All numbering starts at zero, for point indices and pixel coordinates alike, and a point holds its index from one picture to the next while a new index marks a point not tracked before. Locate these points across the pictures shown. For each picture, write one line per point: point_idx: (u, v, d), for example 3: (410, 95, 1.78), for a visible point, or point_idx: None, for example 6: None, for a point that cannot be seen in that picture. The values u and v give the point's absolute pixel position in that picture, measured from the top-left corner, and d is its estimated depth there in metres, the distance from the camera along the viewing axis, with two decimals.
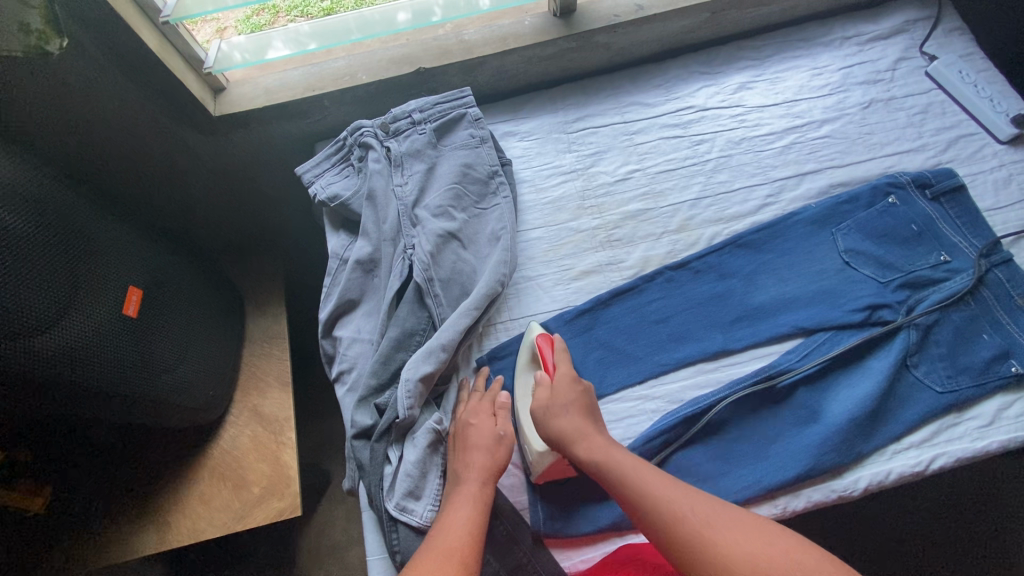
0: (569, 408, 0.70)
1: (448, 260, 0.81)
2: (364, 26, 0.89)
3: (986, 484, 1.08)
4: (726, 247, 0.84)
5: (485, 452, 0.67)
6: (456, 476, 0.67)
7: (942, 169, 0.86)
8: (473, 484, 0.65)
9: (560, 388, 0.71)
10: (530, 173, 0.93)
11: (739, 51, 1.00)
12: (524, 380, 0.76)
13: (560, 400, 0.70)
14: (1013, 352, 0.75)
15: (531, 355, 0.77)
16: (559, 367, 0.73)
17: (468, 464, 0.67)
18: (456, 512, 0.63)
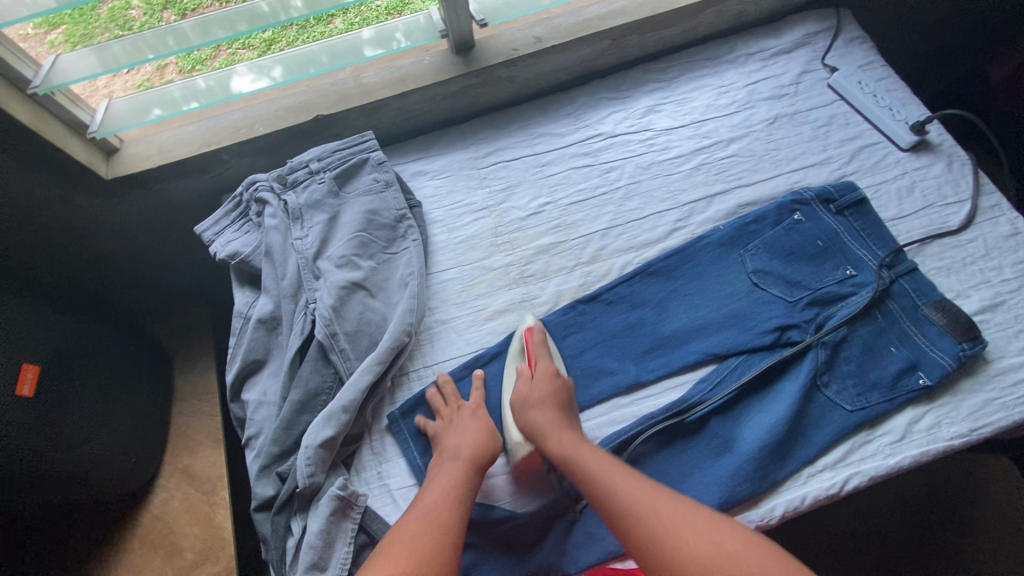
0: (543, 402, 0.71)
1: (353, 311, 0.78)
2: (334, 55, 0.88)
3: (945, 473, 1.06)
4: (636, 275, 0.85)
5: (473, 435, 0.70)
6: (443, 456, 0.69)
7: (844, 183, 0.87)
8: (460, 465, 0.68)
9: (538, 381, 0.73)
10: (442, 213, 0.92)
11: (646, 74, 1.00)
12: (507, 377, 0.78)
13: (535, 397, 0.72)
14: (921, 364, 0.75)
15: (519, 348, 0.79)
16: (539, 362, 0.76)
17: (456, 447, 0.69)
18: (444, 488, 0.65)
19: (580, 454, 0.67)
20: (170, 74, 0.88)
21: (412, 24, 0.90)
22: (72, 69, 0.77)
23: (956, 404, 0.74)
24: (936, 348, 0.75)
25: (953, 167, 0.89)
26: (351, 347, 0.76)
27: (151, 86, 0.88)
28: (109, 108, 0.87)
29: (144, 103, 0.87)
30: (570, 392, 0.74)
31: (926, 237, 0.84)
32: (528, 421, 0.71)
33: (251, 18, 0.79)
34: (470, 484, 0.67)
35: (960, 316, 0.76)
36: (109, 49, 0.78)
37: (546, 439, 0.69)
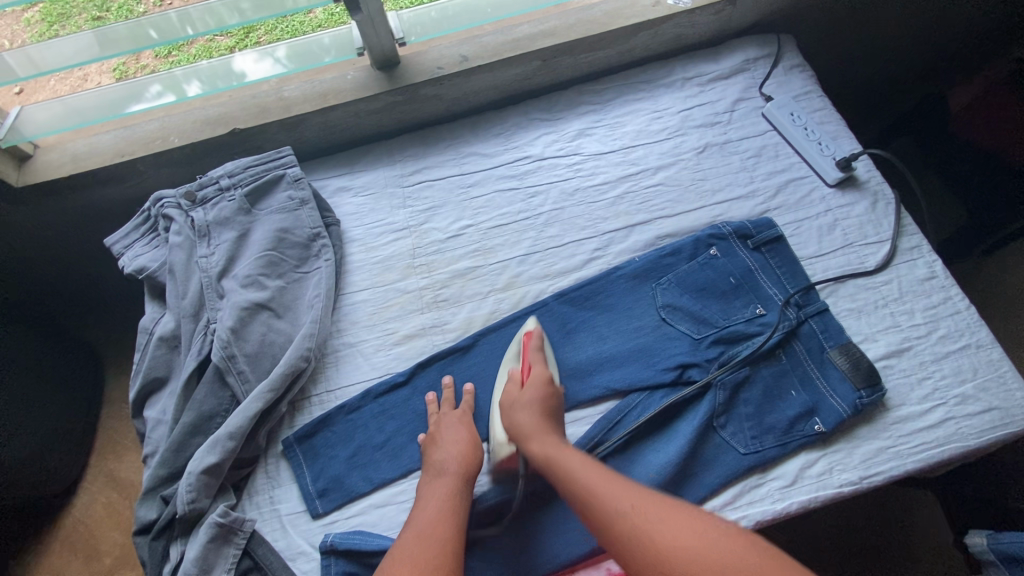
0: (530, 406, 0.71)
1: (255, 333, 0.78)
2: (338, 44, 0.90)
3: (872, 504, 1.04)
4: (548, 304, 0.84)
5: (460, 446, 0.71)
6: (432, 471, 0.69)
7: (763, 219, 0.86)
8: (451, 476, 0.68)
9: (530, 386, 0.73)
10: (361, 231, 0.90)
11: (581, 95, 0.99)
12: (499, 377, 0.79)
13: (525, 399, 0.72)
14: (818, 410, 0.75)
15: (515, 352, 0.79)
16: (533, 368, 0.76)
17: (444, 459, 0.70)
18: (436, 503, 0.66)
19: (560, 460, 0.66)
20: (150, 62, 0.87)
21: (342, 37, 0.90)
22: (74, 54, 0.78)
23: (849, 451, 0.73)
24: (835, 393, 0.75)
25: (876, 206, 0.88)
26: (250, 370, 0.76)
27: (127, 72, 0.87)
28: (76, 100, 0.86)
29: (121, 96, 0.86)
30: (559, 400, 0.75)
31: (842, 278, 0.83)
32: (514, 422, 0.71)
33: (262, 5, 0.82)
34: (463, 496, 0.67)
35: (864, 361, 0.76)
36: (108, 33, 0.79)
37: (530, 442, 0.69)
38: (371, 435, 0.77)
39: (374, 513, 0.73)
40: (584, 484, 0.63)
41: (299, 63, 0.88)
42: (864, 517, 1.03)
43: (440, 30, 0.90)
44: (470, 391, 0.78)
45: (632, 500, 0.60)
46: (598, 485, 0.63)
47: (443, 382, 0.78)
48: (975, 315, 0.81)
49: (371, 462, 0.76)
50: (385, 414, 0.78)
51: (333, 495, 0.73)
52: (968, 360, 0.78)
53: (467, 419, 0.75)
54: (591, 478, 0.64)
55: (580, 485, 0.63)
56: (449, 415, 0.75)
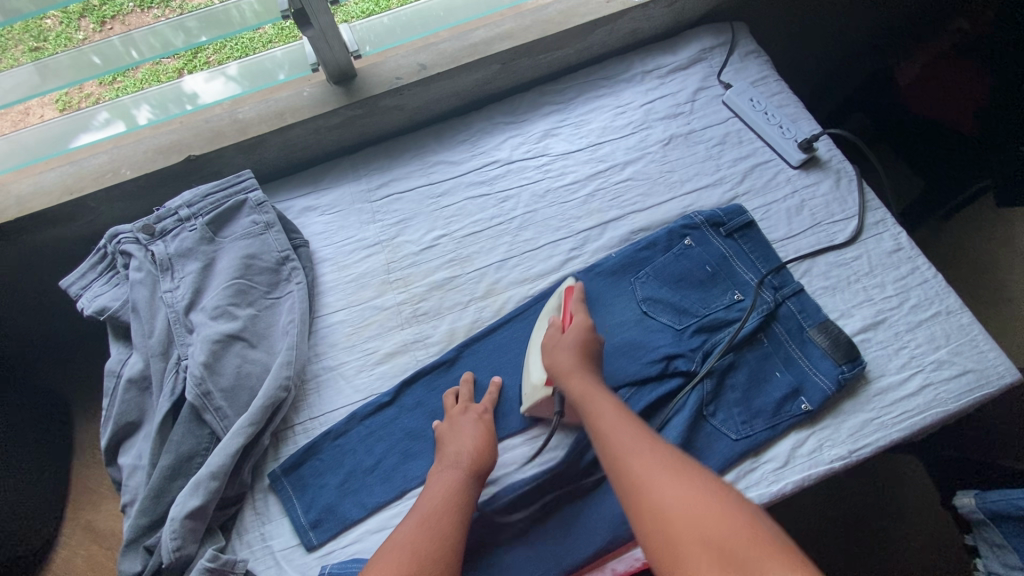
0: (570, 347, 0.73)
1: (230, 365, 0.75)
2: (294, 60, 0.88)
3: (867, 475, 1.08)
4: (530, 308, 0.83)
5: (473, 441, 0.69)
6: (443, 462, 0.68)
7: (733, 205, 0.87)
8: (459, 471, 0.66)
9: (571, 330, 0.75)
10: (332, 250, 0.88)
11: (543, 96, 0.99)
12: (537, 327, 0.80)
13: (566, 341, 0.73)
14: (803, 390, 0.76)
15: (554, 304, 0.80)
16: (575, 317, 0.76)
17: (455, 454, 0.68)
18: (440, 494, 0.64)
19: (593, 404, 0.67)
20: (95, 91, 0.83)
21: (294, 53, 0.88)
22: (17, 88, 0.75)
23: (837, 427, 0.75)
24: (818, 371, 0.76)
25: (840, 184, 0.90)
26: (228, 406, 0.73)
27: (71, 102, 0.83)
28: (21, 135, 0.84)
29: (70, 127, 0.84)
30: (599, 347, 0.75)
31: (814, 257, 0.85)
32: (553, 361, 0.72)
33: (210, 24, 0.78)
34: (469, 491, 0.65)
35: (842, 337, 0.78)
36: (48, 62, 0.75)
37: (569, 379, 0.70)
38: (360, 459, 0.75)
39: (371, 539, 0.71)
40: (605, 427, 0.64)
41: (253, 82, 0.86)
42: (860, 485, 1.07)
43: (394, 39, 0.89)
44: (498, 386, 0.77)
45: (643, 445, 0.61)
46: (619, 430, 0.63)
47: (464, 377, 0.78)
48: (942, 282, 0.83)
49: (363, 487, 0.74)
50: (373, 436, 0.76)
51: (327, 526, 0.71)
52: (940, 327, 0.80)
53: (485, 416, 0.73)
54: (617, 426, 0.64)
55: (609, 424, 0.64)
56: (468, 408, 0.74)
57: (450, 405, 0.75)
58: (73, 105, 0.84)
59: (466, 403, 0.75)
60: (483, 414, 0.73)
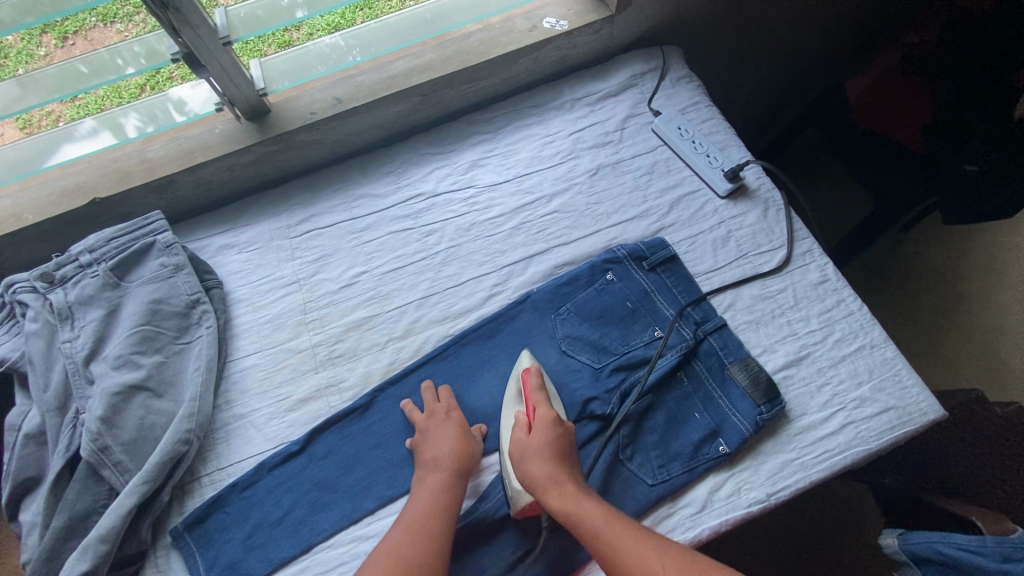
0: (541, 454, 0.68)
1: (131, 418, 0.72)
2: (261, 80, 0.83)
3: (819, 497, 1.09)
4: (449, 349, 0.81)
5: (450, 443, 0.71)
6: (425, 467, 0.70)
7: (656, 239, 0.86)
8: (440, 472, 0.69)
9: (536, 431, 0.70)
10: (247, 290, 0.85)
11: (470, 125, 0.97)
12: (503, 422, 0.75)
13: (532, 447, 0.69)
14: (721, 430, 0.74)
15: (515, 394, 0.76)
16: (537, 409, 0.72)
17: (434, 456, 0.70)
18: (426, 500, 0.67)
19: (580, 513, 0.64)
20: (56, 109, 0.81)
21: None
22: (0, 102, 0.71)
23: (756, 469, 0.73)
24: (737, 411, 0.75)
25: (768, 214, 0.89)
26: (129, 460, 0.71)
27: (31, 122, 0.80)
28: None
29: (47, 143, 0.79)
30: (569, 437, 0.71)
31: (738, 289, 0.83)
32: (526, 474, 0.67)
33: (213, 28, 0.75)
34: (453, 493, 0.68)
35: (762, 376, 0.76)
36: (36, 76, 0.73)
37: (547, 493, 0.65)
38: (267, 511, 0.73)
39: None
40: (607, 542, 0.62)
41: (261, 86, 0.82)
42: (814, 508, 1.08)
43: (327, 65, 0.85)
44: (449, 392, 0.77)
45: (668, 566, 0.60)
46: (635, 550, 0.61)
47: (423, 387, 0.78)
48: (868, 314, 0.82)
49: (269, 541, 0.71)
50: (282, 487, 0.74)
51: None
52: (863, 361, 0.79)
53: (457, 415, 0.75)
54: (610, 530, 0.63)
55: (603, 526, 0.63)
56: (437, 410, 0.75)
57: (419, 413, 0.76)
58: (33, 125, 0.80)
59: (437, 405, 0.76)
60: (457, 416, 0.75)
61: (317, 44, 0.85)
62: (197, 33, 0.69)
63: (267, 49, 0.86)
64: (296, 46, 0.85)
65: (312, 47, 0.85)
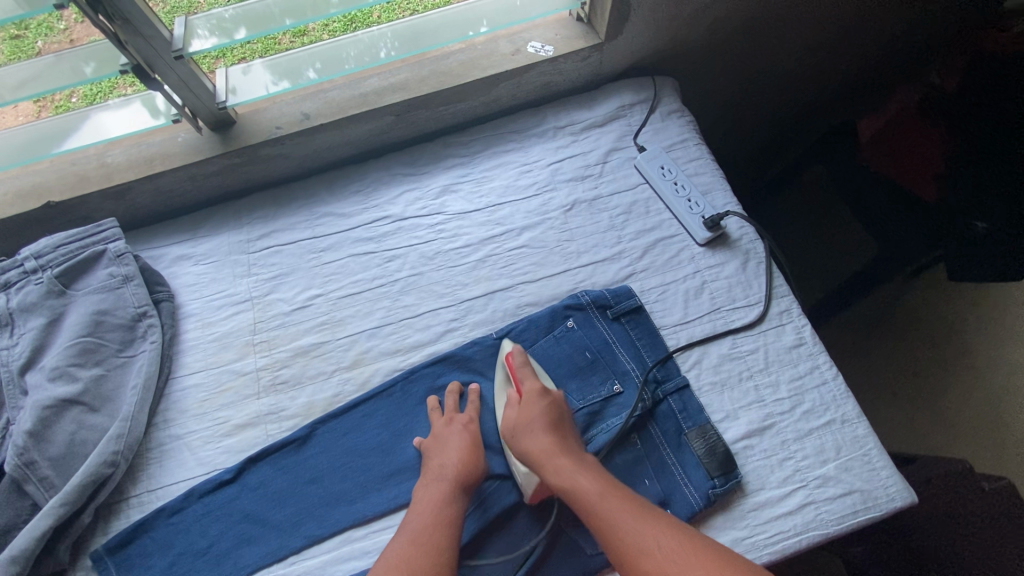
0: (535, 426, 0.69)
1: (62, 433, 0.70)
2: (296, 73, 0.80)
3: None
4: (396, 385, 0.78)
5: (457, 453, 0.69)
6: (429, 476, 0.68)
7: (623, 287, 0.82)
8: (447, 483, 0.67)
9: (526, 403, 0.71)
10: (199, 305, 0.83)
11: (446, 147, 0.93)
12: (498, 402, 0.76)
13: (529, 423, 0.69)
14: (671, 502, 0.69)
15: (504, 376, 0.76)
16: (525, 384, 0.73)
17: (440, 466, 0.68)
18: (430, 511, 0.65)
19: (564, 467, 0.66)
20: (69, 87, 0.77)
21: (282, 63, 0.80)
22: (34, 81, 0.68)
23: None
24: (689, 481, 0.70)
25: (747, 267, 0.84)
26: (55, 476, 0.68)
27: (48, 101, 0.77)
28: (7, 135, 0.76)
29: (78, 120, 0.77)
30: (562, 407, 0.72)
31: (706, 346, 0.79)
32: (526, 447, 0.68)
33: (254, 21, 0.71)
34: (456, 505, 0.66)
35: (720, 446, 0.72)
36: (72, 56, 0.69)
37: (544, 468, 0.66)
38: (192, 540, 0.70)
39: None
40: (610, 520, 0.60)
41: (299, 79, 0.79)
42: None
43: (375, 58, 0.81)
44: (478, 392, 0.77)
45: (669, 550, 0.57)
46: (627, 521, 0.60)
47: (431, 398, 0.76)
48: (843, 386, 0.77)
49: (191, 572, 0.69)
50: (210, 516, 0.71)
51: None
52: (831, 438, 0.73)
53: (472, 426, 0.73)
54: (609, 502, 0.62)
55: (590, 489, 0.63)
56: (453, 419, 0.73)
57: (436, 414, 0.75)
58: (48, 102, 0.77)
59: (452, 414, 0.74)
60: (467, 424, 0.73)
61: (362, 35, 0.82)
62: (149, 44, 0.67)
63: (283, 40, 0.81)
64: (337, 37, 0.82)
65: (362, 38, 0.82)
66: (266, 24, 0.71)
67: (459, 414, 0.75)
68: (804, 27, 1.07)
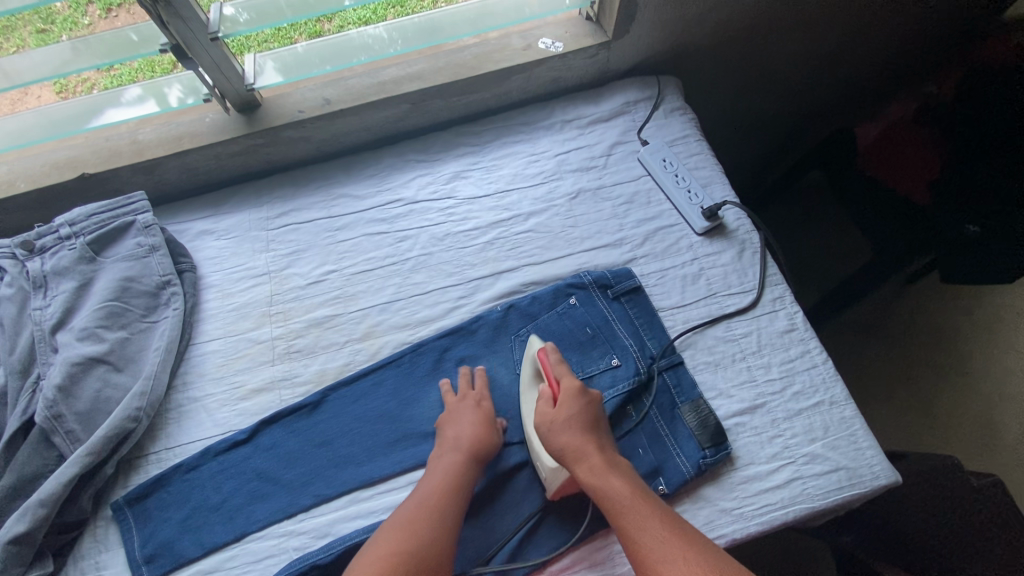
0: (570, 424, 0.69)
1: (89, 390, 0.74)
2: (297, 65, 0.84)
3: None
4: (404, 356, 0.82)
5: (470, 428, 0.72)
6: (443, 446, 0.72)
7: (623, 269, 0.86)
8: (459, 455, 0.70)
9: (562, 403, 0.71)
10: (219, 277, 0.87)
11: (457, 137, 0.98)
12: (526, 397, 0.76)
13: (562, 418, 0.70)
14: (663, 470, 0.72)
15: (534, 374, 0.77)
16: (561, 381, 0.73)
17: (454, 439, 0.71)
18: (440, 478, 0.68)
19: (607, 486, 0.65)
20: (91, 77, 0.83)
21: (286, 57, 0.85)
22: (47, 64, 0.72)
23: (693, 514, 0.71)
24: (681, 451, 0.73)
25: (743, 256, 0.87)
26: (81, 430, 0.72)
27: (67, 87, 0.83)
28: (25, 116, 0.81)
29: (90, 105, 0.81)
30: (595, 406, 0.72)
31: (701, 329, 0.82)
32: (557, 445, 0.68)
33: (258, 14, 0.75)
34: (465, 476, 0.69)
35: (711, 420, 0.75)
36: (86, 43, 0.73)
37: (575, 465, 0.66)
38: (207, 495, 0.74)
39: None
40: (644, 531, 0.61)
41: (297, 71, 0.83)
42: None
43: (369, 55, 0.85)
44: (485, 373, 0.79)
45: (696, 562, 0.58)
46: (657, 530, 0.61)
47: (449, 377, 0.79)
48: (832, 370, 0.80)
49: (205, 525, 0.72)
50: (224, 474, 0.75)
51: (161, 562, 0.69)
52: (820, 417, 0.76)
53: (486, 405, 0.76)
54: (640, 510, 0.63)
55: (624, 499, 0.64)
56: (469, 396, 0.76)
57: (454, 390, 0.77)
58: (69, 90, 0.83)
59: (468, 391, 0.77)
60: (483, 403, 0.76)
61: (361, 33, 0.86)
62: (185, 25, 0.71)
63: (298, 37, 0.86)
64: (338, 34, 0.86)
65: (355, 36, 0.86)
66: (272, 17, 0.75)
67: (474, 392, 0.78)
68: (816, 28, 1.11)
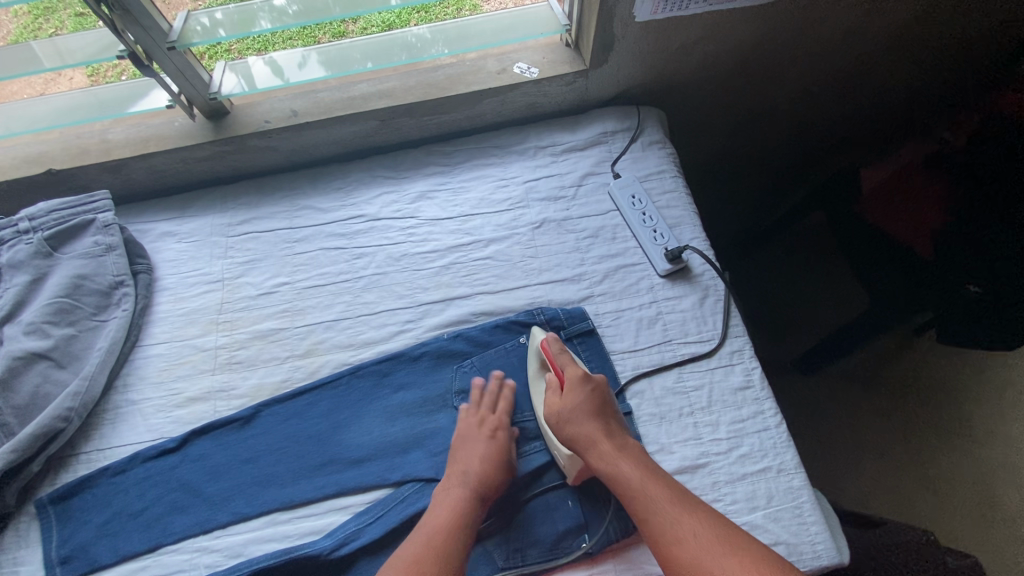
0: (582, 410, 0.71)
1: (28, 384, 0.75)
2: (336, 62, 0.86)
3: None
4: (343, 378, 0.80)
5: (480, 461, 0.71)
6: (451, 479, 0.70)
7: (578, 308, 0.83)
8: (466, 490, 0.69)
9: (571, 390, 0.73)
10: (174, 280, 0.87)
11: (427, 156, 0.96)
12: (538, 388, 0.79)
13: (570, 405, 0.72)
14: (590, 526, 0.69)
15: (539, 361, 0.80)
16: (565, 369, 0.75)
17: (463, 472, 0.70)
18: (445, 515, 0.67)
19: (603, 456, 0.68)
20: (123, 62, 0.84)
21: (330, 52, 0.87)
22: (92, 46, 0.74)
23: None
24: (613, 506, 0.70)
25: (705, 301, 0.84)
26: (14, 423, 0.73)
27: (99, 71, 0.84)
28: (63, 99, 0.84)
29: (123, 94, 0.85)
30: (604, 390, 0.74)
31: (651, 378, 0.78)
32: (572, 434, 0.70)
33: (305, 8, 0.76)
34: (474, 513, 0.68)
35: None
36: None
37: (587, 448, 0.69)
38: (129, 501, 0.73)
39: None
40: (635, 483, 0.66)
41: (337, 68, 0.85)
42: None
43: (410, 54, 0.87)
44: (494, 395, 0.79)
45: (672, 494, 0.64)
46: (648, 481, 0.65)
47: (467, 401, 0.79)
48: (784, 434, 0.75)
49: (122, 531, 0.71)
50: (149, 481, 0.74)
51: (74, 565, 0.69)
52: (764, 485, 0.72)
53: (500, 436, 0.74)
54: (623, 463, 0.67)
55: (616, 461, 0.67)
56: (485, 422, 0.76)
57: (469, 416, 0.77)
58: (100, 75, 0.84)
59: (485, 415, 0.76)
60: (497, 431, 0.75)
61: (405, 33, 0.88)
62: (147, 33, 0.72)
63: (322, 37, 0.87)
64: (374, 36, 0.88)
65: (398, 37, 0.88)
66: (319, 14, 0.76)
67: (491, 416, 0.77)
68: (808, 74, 1.07)
